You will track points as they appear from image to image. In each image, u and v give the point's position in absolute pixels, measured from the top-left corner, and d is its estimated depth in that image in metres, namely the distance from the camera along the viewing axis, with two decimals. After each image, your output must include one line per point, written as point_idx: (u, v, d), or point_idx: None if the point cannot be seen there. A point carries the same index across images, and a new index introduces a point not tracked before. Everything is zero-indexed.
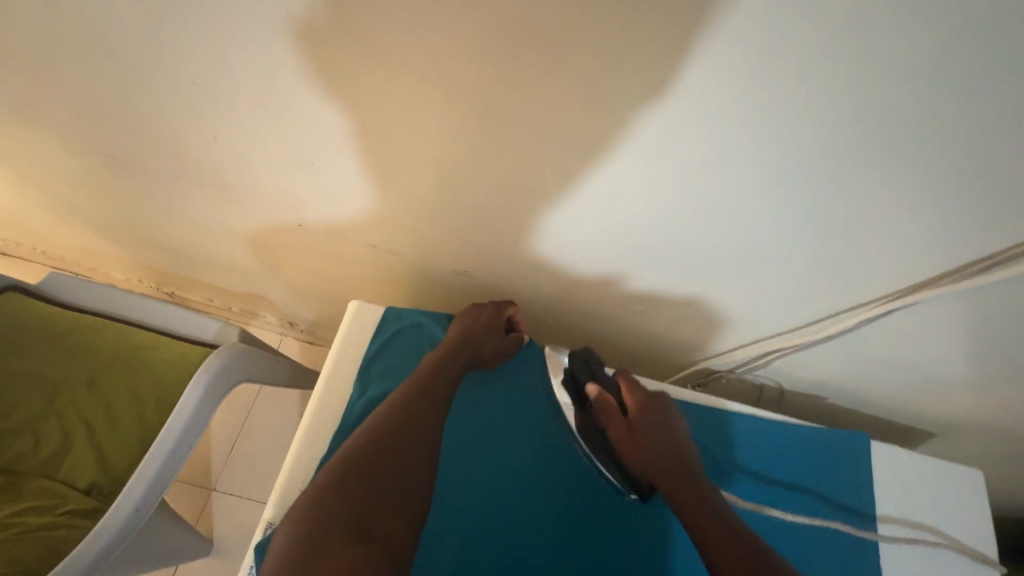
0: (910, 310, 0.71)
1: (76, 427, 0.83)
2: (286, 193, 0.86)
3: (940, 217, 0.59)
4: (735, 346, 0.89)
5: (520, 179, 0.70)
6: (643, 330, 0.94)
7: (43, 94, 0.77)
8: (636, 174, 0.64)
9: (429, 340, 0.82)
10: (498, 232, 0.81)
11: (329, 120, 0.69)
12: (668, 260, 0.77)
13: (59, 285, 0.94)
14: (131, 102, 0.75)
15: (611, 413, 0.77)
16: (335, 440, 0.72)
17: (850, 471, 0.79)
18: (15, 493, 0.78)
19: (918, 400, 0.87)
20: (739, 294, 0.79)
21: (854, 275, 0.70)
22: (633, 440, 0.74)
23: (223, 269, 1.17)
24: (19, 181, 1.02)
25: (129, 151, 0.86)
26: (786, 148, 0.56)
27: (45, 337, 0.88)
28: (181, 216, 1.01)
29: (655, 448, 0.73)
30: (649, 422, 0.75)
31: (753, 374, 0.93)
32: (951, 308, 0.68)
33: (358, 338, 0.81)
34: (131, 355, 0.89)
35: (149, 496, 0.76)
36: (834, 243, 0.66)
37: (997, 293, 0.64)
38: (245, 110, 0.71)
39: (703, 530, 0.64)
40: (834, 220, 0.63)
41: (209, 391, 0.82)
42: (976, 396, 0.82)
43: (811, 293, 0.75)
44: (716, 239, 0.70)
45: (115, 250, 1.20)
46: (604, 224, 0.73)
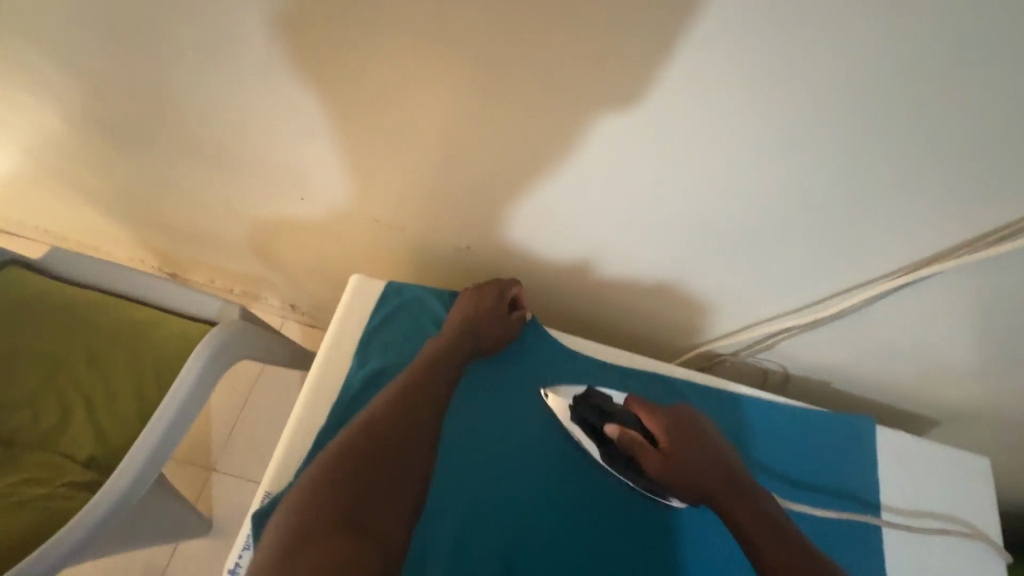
0: (920, 286, 0.67)
1: (75, 402, 0.83)
2: (283, 173, 0.85)
3: (959, 189, 0.55)
4: (740, 328, 0.86)
5: (517, 158, 0.67)
6: (646, 312, 0.91)
7: (39, 71, 0.76)
8: (637, 151, 0.61)
9: (428, 317, 0.80)
10: (496, 214, 0.79)
11: (323, 97, 0.67)
12: (672, 241, 0.74)
13: (60, 260, 0.94)
14: (126, 79, 0.74)
15: (641, 446, 0.69)
16: (333, 419, 0.70)
17: (852, 457, 0.76)
18: (15, 464, 0.78)
19: (932, 386, 0.83)
20: (744, 276, 0.76)
21: (864, 255, 0.66)
22: (671, 469, 0.67)
23: (225, 250, 1.17)
24: (21, 160, 1.02)
25: (125, 129, 0.85)
26: (798, 118, 0.52)
27: (44, 312, 0.88)
28: (181, 195, 1.00)
29: (697, 475, 0.65)
30: (685, 447, 0.67)
31: (758, 357, 0.90)
32: (963, 284, 0.65)
33: (358, 313, 0.79)
34: (131, 332, 0.88)
35: (144, 473, 0.75)
36: (844, 220, 0.62)
37: (1012, 267, 0.61)
38: (238, 88, 0.70)
39: (759, 549, 0.59)
40: (846, 195, 0.59)
41: (207, 367, 0.81)
42: (987, 382, 0.78)
43: (819, 273, 0.71)
44: (718, 216, 0.67)
45: (117, 230, 1.20)
46: (601, 204, 0.71)
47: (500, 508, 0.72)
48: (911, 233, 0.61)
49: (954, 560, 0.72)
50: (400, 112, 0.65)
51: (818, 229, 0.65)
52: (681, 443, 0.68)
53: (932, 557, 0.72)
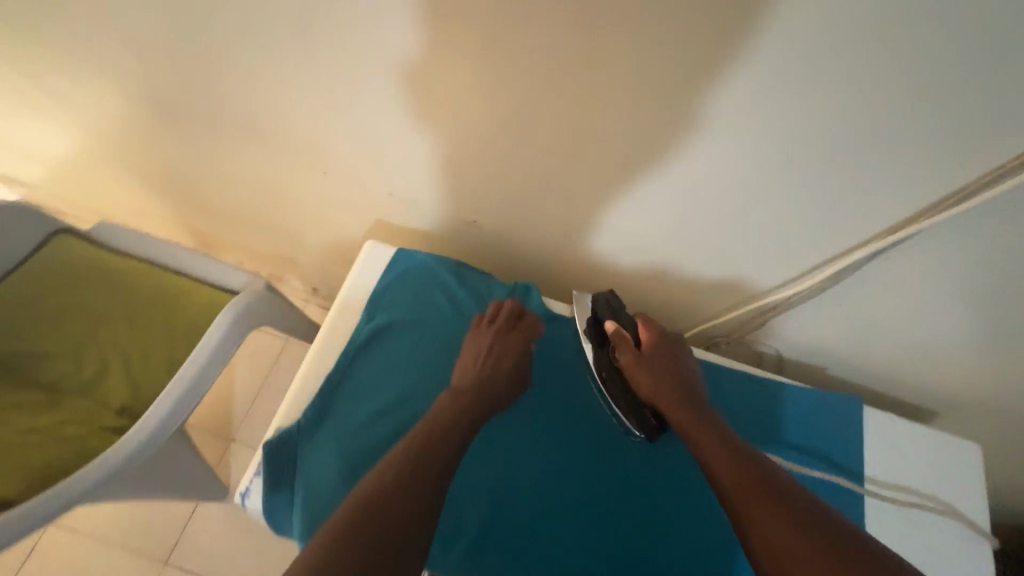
0: (915, 246, 0.66)
1: (114, 355, 0.90)
2: (307, 160, 0.91)
3: (945, 143, 0.55)
4: (737, 302, 0.85)
5: (522, 143, 0.72)
6: (644, 291, 0.92)
7: (103, 56, 0.85)
8: (624, 110, 0.63)
9: (436, 282, 0.70)
10: (501, 200, 0.83)
11: (347, 84, 0.73)
12: (667, 206, 0.74)
13: (109, 231, 1.02)
14: (176, 64, 0.82)
15: (624, 341, 0.77)
16: (325, 390, 0.62)
17: (841, 436, 0.77)
18: (57, 407, 0.85)
19: (933, 368, 0.82)
20: (739, 244, 0.76)
21: (854, 214, 0.66)
22: (641, 365, 0.75)
23: (255, 232, 1.25)
24: (79, 142, 1.12)
25: (172, 114, 0.93)
26: (766, 79, 0.55)
27: (91, 275, 0.96)
28: (217, 177, 1.07)
29: (660, 376, 0.74)
30: (660, 355, 0.76)
31: (752, 337, 0.90)
32: (948, 245, 0.64)
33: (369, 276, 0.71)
34: (167, 297, 0.96)
35: (167, 423, 0.80)
36: (832, 175, 0.62)
37: (995, 227, 0.60)
38: (273, 75, 0.77)
39: (714, 462, 0.63)
40: (830, 152, 0.60)
41: (233, 327, 0.86)
42: (987, 365, 0.78)
43: (811, 235, 0.70)
44: (705, 171, 0.67)
45: (161, 210, 1.30)
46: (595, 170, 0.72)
47: (482, 457, 0.73)
48: (893, 189, 0.61)
49: (938, 537, 0.71)
50: (412, 91, 0.70)
51: (806, 190, 0.65)
52: (660, 352, 0.76)
53: (919, 534, 0.71)
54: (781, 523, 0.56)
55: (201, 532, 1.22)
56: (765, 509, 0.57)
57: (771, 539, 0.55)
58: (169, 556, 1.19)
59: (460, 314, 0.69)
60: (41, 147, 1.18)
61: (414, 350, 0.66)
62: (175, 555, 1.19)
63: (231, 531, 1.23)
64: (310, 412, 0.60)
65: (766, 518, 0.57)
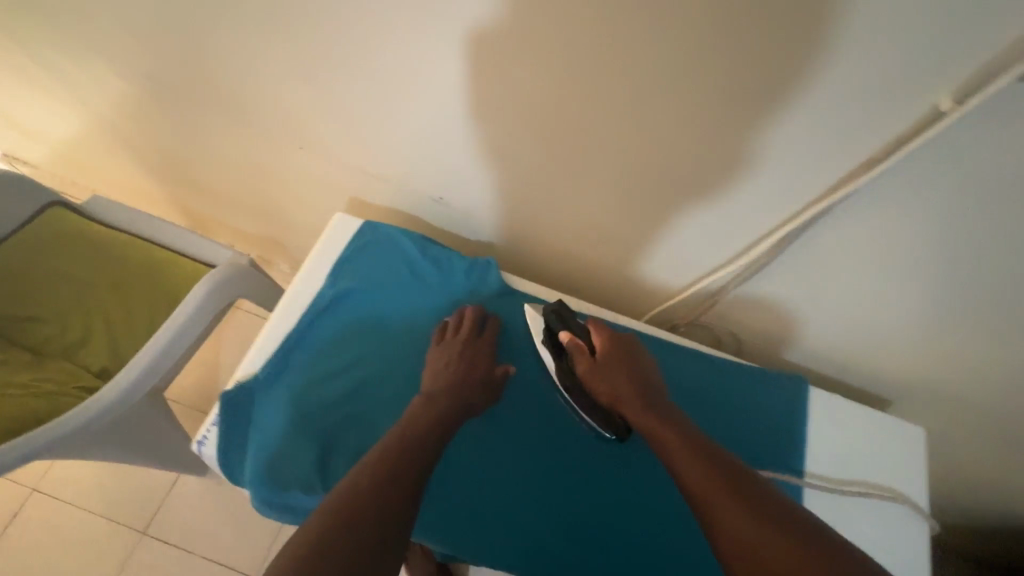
0: (844, 220, 0.60)
1: (97, 320, 0.94)
2: (282, 145, 0.93)
3: (860, 109, 0.50)
4: (718, 265, 0.74)
5: (470, 141, 0.71)
6: (617, 258, 0.82)
7: (88, 38, 0.88)
8: (535, 54, 0.56)
9: (402, 254, 0.73)
10: (460, 195, 0.82)
11: (304, 72, 0.74)
12: (598, 191, 0.71)
13: (100, 205, 1.06)
14: (153, 47, 0.84)
15: (579, 352, 0.68)
16: (284, 348, 0.65)
17: (786, 420, 0.78)
18: (38, 364, 0.88)
19: (956, 342, 0.69)
20: (674, 227, 0.71)
21: (827, 152, 0.55)
22: (599, 374, 0.65)
23: (244, 213, 1.28)
24: (76, 121, 1.16)
25: (156, 95, 0.96)
26: (679, 69, 0.51)
27: (79, 244, 1.00)
28: (203, 158, 1.10)
29: (621, 387, 0.63)
30: (617, 359, 0.66)
31: (744, 304, 0.78)
32: (957, 173, 0.51)
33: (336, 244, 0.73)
34: (151, 268, 1.00)
35: (140, 383, 0.80)
36: (749, 151, 0.57)
37: (1015, 147, 0.47)
38: (238, 62, 0.78)
39: (679, 466, 0.55)
40: (738, 124, 0.55)
41: (208, 296, 0.86)
42: (1019, 336, 0.64)
43: (782, 186, 0.60)
44: (638, 111, 0.58)
45: (157, 190, 1.34)
46: (525, 147, 0.69)
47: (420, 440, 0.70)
48: (863, 112, 0.50)
49: (875, 523, 0.73)
50: (358, 81, 0.70)
51: (729, 167, 0.61)
52: (618, 357, 0.66)
53: (854, 520, 0.72)
54: (750, 524, 0.48)
55: (179, 507, 1.25)
56: (732, 510, 0.50)
57: (741, 544, 0.48)
58: (148, 524, 1.22)
59: (423, 286, 0.72)
60: (44, 127, 1.23)
61: (375, 315, 0.69)
62: (154, 525, 1.22)
63: (209, 506, 1.25)
64: (271, 366, 0.64)
65: (736, 519, 0.49)
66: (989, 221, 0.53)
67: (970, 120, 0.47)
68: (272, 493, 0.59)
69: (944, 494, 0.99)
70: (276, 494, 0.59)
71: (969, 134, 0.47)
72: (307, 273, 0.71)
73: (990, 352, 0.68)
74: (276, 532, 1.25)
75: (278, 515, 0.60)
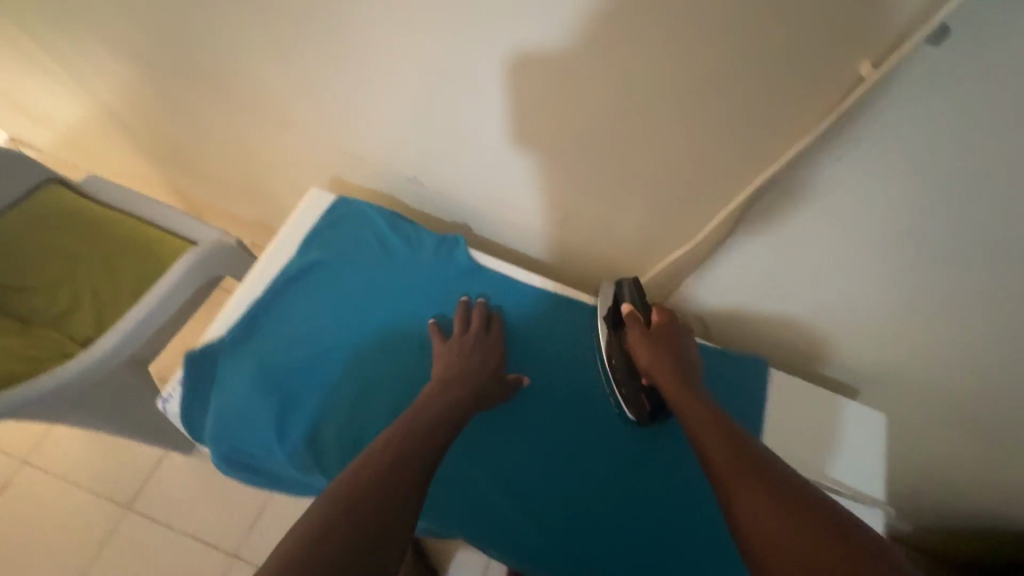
0: (790, 192, 0.61)
1: (85, 293, 0.96)
2: (269, 124, 0.96)
3: (793, 78, 0.51)
4: (680, 245, 0.75)
5: (445, 110, 0.74)
6: (588, 239, 0.85)
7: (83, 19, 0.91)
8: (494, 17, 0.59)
9: (371, 227, 0.75)
10: (439, 169, 0.85)
11: (289, 46, 0.77)
12: (562, 160, 0.73)
13: (95, 184, 1.09)
14: (145, 27, 0.87)
15: (634, 322, 0.69)
16: (249, 315, 0.68)
17: (745, 402, 0.78)
18: (26, 333, 0.91)
19: (913, 329, 0.69)
20: (638, 199, 0.73)
21: (774, 125, 0.56)
22: (648, 344, 0.66)
23: (234, 201, 1.30)
24: (73, 107, 1.19)
25: (148, 77, 0.99)
26: (630, 26, 0.53)
27: (70, 220, 1.02)
28: (194, 142, 1.13)
29: (662, 360, 0.64)
30: (668, 339, 0.67)
31: (705, 283, 0.79)
32: (892, 143, 0.51)
33: (306, 218, 0.75)
34: (140, 245, 1.02)
35: (117, 351, 0.81)
36: (700, 120, 0.59)
37: (945, 118, 0.47)
38: (226, 37, 0.81)
39: (703, 439, 0.54)
40: (692, 91, 0.57)
41: (193, 269, 0.89)
42: (971, 322, 0.64)
43: (736, 158, 0.61)
44: (593, 78, 0.60)
45: (151, 179, 1.37)
46: (492, 119, 0.71)
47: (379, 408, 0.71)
48: (805, 80, 0.51)
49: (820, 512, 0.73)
50: (338, 51, 0.73)
51: (682, 136, 0.62)
52: (670, 337, 0.67)
53: None
54: (764, 500, 0.46)
55: (166, 483, 1.27)
56: (748, 484, 0.47)
57: (750, 515, 0.45)
58: (133, 500, 1.25)
59: (390, 258, 0.74)
60: (43, 113, 1.26)
61: (342, 285, 0.71)
62: (138, 500, 1.25)
63: (195, 483, 1.28)
64: (236, 329, 0.66)
65: (750, 493, 0.46)
66: (928, 194, 0.53)
67: (897, 85, 0.47)
68: (229, 447, 0.62)
69: (924, 484, 0.98)
70: (234, 452, 0.62)
71: (895, 99, 0.48)
72: (279, 244, 0.73)
73: (945, 334, 0.67)
74: (258, 509, 1.26)
75: (234, 472, 0.64)
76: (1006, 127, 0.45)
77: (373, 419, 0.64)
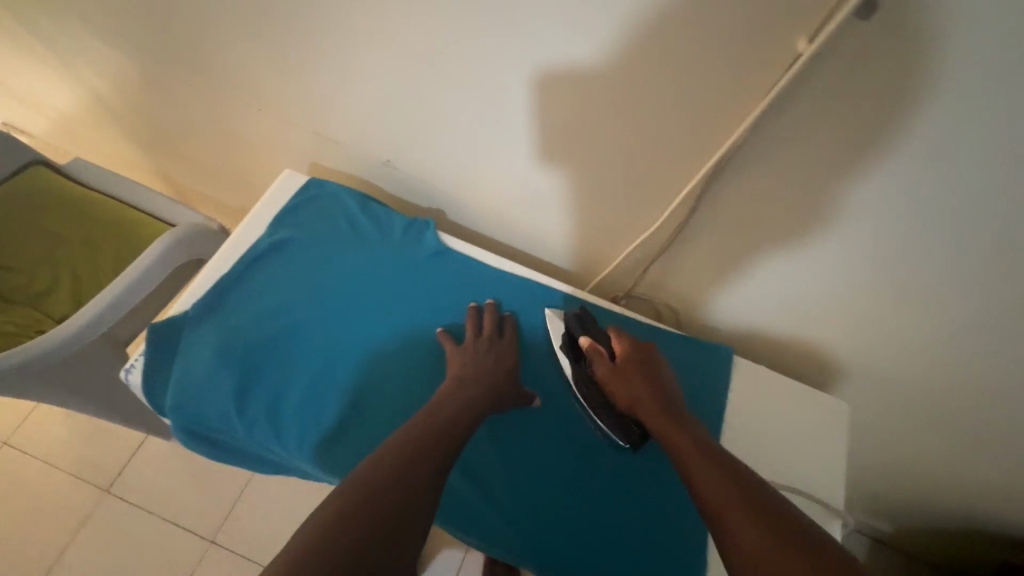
0: (746, 172, 0.62)
1: (65, 273, 0.97)
2: (250, 110, 0.97)
3: (741, 56, 0.53)
4: (644, 229, 0.76)
5: (415, 91, 0.75)
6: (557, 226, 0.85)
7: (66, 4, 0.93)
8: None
9: (343, 209, 0.77)
10: (413, 152, 0.86)
11: (265, 28, 0.78)
12: (527, 143, 0.74)
13: (81, 167, 1.10)
14: (126, 11, 0.88)
15: (598, 356, 0.68)
16: (216, 289, 0.70)
17: (708, 386, 0.79)
18: (6, 311, 0.92)
19: (871, 312, 0.70)
20: (603, 184, 0.74)
21: (729, 103, 0.57)
22: (616, 378, 0.65)
23: (218, 191, 1.31)
24: (59, 94, 1.20)
25: (130, 63, 1.00)
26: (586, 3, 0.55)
27: (54, 201, 1.03)
28: (177, 129, 1.13)
29: (636, 394, 0.63)
30: (637, 366, 0.65)
31: (670, 269, 0.80)
32: (833, 118, 0.53)
33: (278, 196, 0.77)
34: (122, 227, 1.03)
35: (91, 328, 0.82)
36: (658, 100, 0.60)
37: (880, 88, 0.49)
38: (205, 19, 0.82)
39: (694, 473, 0.53)
40: (648, 70, 0.58)
41: (170, 250, 0.90)
42: (924, 303, 0.65)
43: (696, 138, 0.62)
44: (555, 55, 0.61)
45: (137, 168, 1.38)
46: (461, 100, 0.73)
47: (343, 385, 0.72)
48: (754, 58, 0.52)
49: None
50: (312, 31, 0.75)
51: (644, 115, 0.63)
52: (638, 365, 0.65)
53: None
54: (766, 540, 0.44)
55: (145, 467, 1.27)
56: (744, 521, 0.46)
57: (749, 556, 0.44)
58: (112, 483, 1.25)
59: (359, 239, 0.75)
60: (29, 100, 1.28)
61: (309, 263, 0.73)
62: (118, 484, 1.25)
63: (175, 467, 1.28)
64: (203, 302, 0.69)
65: (750, 531, 0.45)
66: (877, 169, 0.54)
67: (835, 59, 0.49)
68: (186, 413, 0.64)
69: (896, 477, 0.98)
70: (193, 421, 0.64)
71: (840, 67, 0.49)
72: (250, 221, 0.75)
73: (902, 316, 0.68)
74: (238, 493, 1.27)
75: (192, 442, 0.66)
76: (942, 97, 0.47)
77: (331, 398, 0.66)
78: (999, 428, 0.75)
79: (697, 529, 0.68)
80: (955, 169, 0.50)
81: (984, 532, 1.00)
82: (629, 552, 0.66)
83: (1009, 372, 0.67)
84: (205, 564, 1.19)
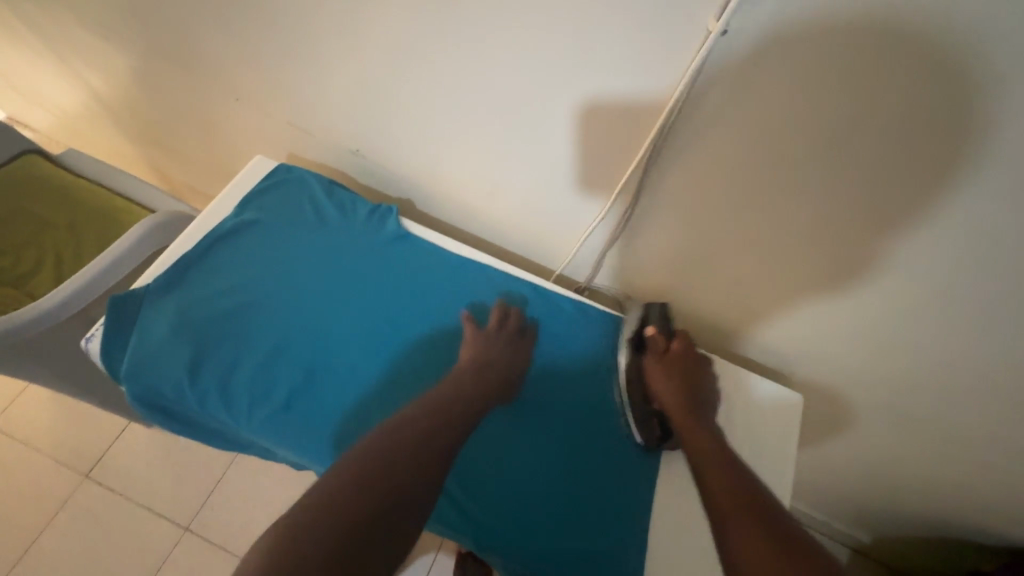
0: (683, 155, 0.64)
1: (50, 256, 1.01)
2: (231, 103, 1.01)
3: (664, 40, 0.55)
4: (597, 215, 0.79)
5: (376, 80, 0.79)
6: (518, 214, 0.88)
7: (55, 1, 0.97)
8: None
9: (309, 193, 0.80)
10: (380, 141, 0.90)
11: (236, 21, 0.82)
12: (482, 129, 0.77)
13: (72, 156, 1.13)
14: (112, 8, 0.92)
15: (655, 345, 0.71)
16: (179, 264, 0.73)
17: None
18: None
19: (817, 297, 0.71)
20: (558, 170, 0.76)
21: (661, 88, 0.59)
22: (666, 373, 0.69)
23: (207, 186, 1.34)
24: (52, 89, 1.24)
25: (117, 59, 1.04)
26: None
27: (44, 187, 1.07)
28: (165, 124, 1.17)
29: (675, 392, 0.67)
30: (687, 367, 0.69)
31: (625, 252, 0.83)
32: (753, 101, 0.55)
33: (246, 184, 0.81)
34: (111, 214, 1.07)
35: (65, 306, 0.84)
36: (598, 86, 0.63)
37: (788, 74, 0.51)
38: (183, 14, 0.86)
39: (707, 476, 0.56)
40: (586, 57, 0.61)
41: (150, 234, 0.92)
42: (865, 286, 0.66)
43: (638, 126, 0.64)
44: (501, 42, 0.64)
45: (129, 164, 1.41)
46: (418, 89, 0.77)
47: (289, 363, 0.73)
48: (674, 49, 0.55)
49: None
50: (278, 22, 0.78)
51: (586, 101, 0.65)
52: (688, 365, 0.69)
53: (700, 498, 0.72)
54: (762, 540, 0.46)
55: (124, 454, 1.29)
56: (744, 520, 0.49)
57: (749, 550, 0.46)
58: (91, 469, 1.27)
59: (321, 223, 0.78)
60: (29, 96, 1.33)
61: (274, 242, 0.76)
62: (97, 469, 1.27)
63: (153, 455, 1.30)
64: (166, 275, 0.72)
65: (753, 534, 0.47)
66: (798, 148, 0.56)
67: (743, 41, 0.51)
68: (139, 382, 0.67)
69: (867, 478, 0.98)
70: (145, 387, 0.67)
71: (746, 48, 0.51)
72: (218, 204, 0.79)
73: (839, 302, 0.69)
74: (216, 481, 1.28)
75: (142, 409, 0.68)
76: (845, 73, 0.48)
77: (278, 378, 0.68)
78: (952, 419, 0.75)
79: (636, 506, 0.68)
80: (868, 141, 0.52)
81: (963, 540, 0.98)
82: (572, 527, 0.67)
83: (949, 360, 0.68)
84: (179, 551, 1.20)
